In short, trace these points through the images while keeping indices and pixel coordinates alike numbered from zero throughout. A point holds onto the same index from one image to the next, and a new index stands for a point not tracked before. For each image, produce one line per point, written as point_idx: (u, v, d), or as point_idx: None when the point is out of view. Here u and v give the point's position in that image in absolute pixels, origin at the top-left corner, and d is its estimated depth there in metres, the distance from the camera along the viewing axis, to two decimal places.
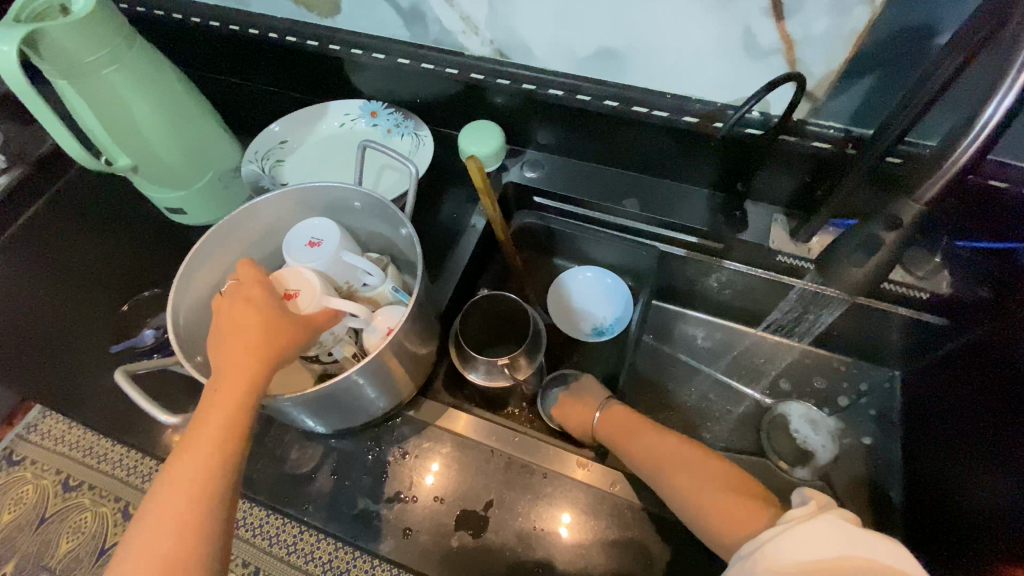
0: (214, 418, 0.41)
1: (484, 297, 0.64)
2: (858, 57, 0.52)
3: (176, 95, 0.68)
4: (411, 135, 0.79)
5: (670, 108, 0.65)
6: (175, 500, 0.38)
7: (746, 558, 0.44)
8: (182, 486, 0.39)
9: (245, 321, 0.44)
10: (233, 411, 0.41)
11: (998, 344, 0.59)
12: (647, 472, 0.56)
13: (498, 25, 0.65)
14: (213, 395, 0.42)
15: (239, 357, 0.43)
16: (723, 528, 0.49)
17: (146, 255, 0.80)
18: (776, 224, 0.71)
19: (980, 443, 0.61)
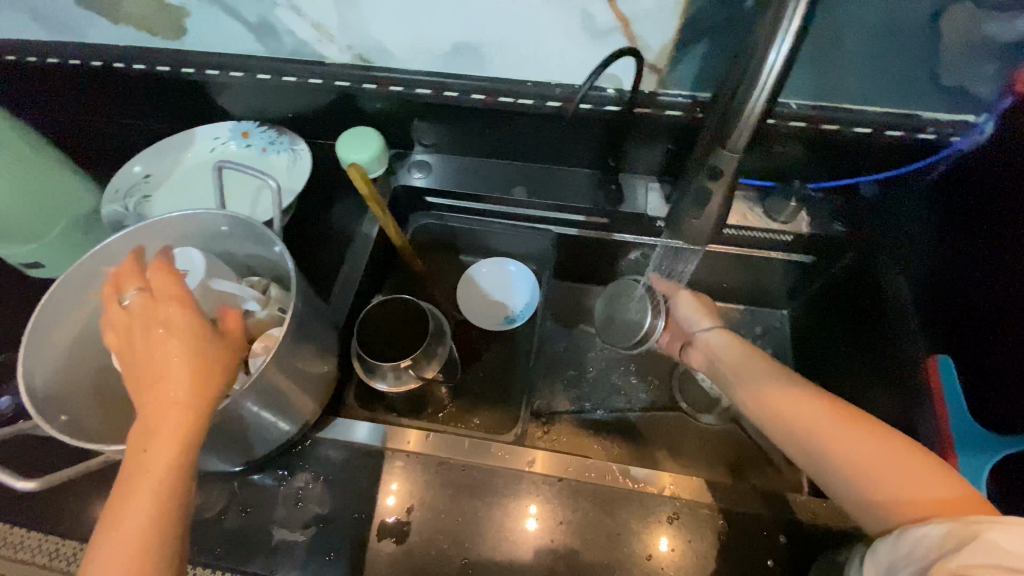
0: (153, 458, 0.40)
1: (378, 303, 0.61)
2: (689, 26, 0.56)
3: (19, 162, 0.64)
4: (287, 151, 0.77)
5: (534, 96, 0.67)
6: (117, 562, 0.38)
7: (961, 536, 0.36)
8: (125, 548, 0.38)
9: (172, 351, 0.42)
10: (168, 464, 0.40)
11: (872, 267, 0.69)
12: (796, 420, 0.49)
13: (351, 30, 0.65)
14: (145, 448, 0.40)
15: (168, 394, 0.41)
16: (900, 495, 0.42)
17: (4, 316, 0.73)
18: (650, 192, 0.76)
19: (875, 358, 0.68)
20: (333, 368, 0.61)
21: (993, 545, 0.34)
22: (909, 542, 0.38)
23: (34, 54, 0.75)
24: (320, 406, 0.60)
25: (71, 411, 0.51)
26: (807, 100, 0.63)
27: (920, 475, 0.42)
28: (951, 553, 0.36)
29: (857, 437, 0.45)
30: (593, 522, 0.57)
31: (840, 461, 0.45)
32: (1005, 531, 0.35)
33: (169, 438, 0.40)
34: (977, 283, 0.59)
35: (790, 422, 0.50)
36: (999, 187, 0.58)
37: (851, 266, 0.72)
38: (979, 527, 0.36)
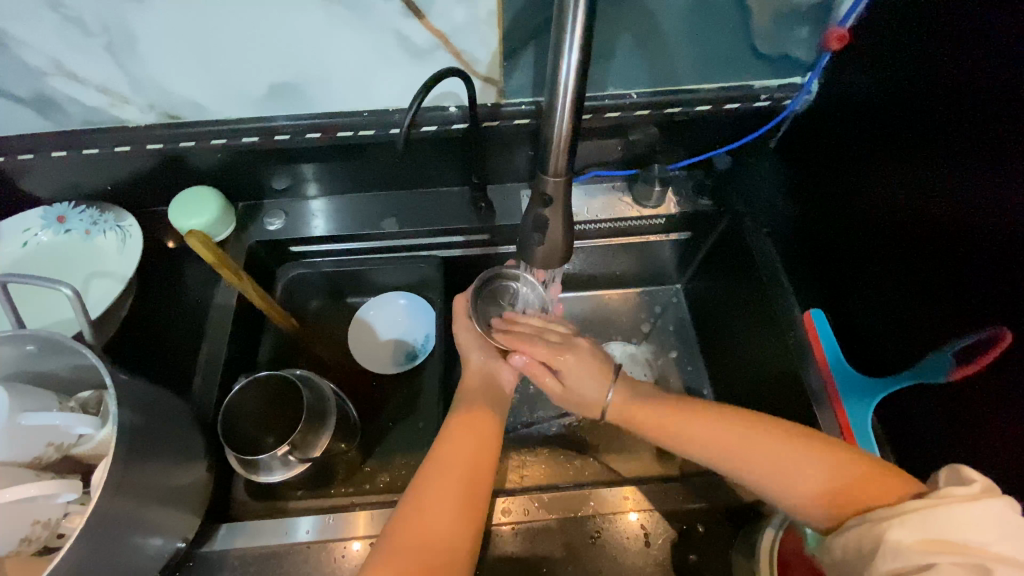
0: (473, 463, 0.51)
1: (244, 388, 0.57)
2: (510, 34, 0.54)
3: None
4: (115, 229, 0.67)
5: (373, 125, 0.62)
6: (434, 520, 0.47)
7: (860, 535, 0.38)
8: (437, 511, 0.47)
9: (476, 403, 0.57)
10: (485, 443, 0.54)
11: (739, 231, 0.70)
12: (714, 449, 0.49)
13: (144, 87, 0.57)
14: (447, 438, 0.53)
15: (467, 428, 0.54)
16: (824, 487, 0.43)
17: None
18: (523, 199, 0.74)
19: (748, 311, 0.70)
20: (204, 469, 0.54)
21: (899, 544, 0.36)
22: (839, 549, 0.40)
23: None
24: (197, 515, 0.53)
25: None
26: (647, 87, 0.63)
27: (828, 463, 0.44)
28: (870, 559, 0.37)
29: (760, 433, 0.48)
30: (519, 561, 0.54)
31: (766, 478, 0.46)
32: (901, 527, 0.37)
33: (484, 452, 0.53)
34: (844, 237, 0.62)
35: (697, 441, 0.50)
36: (841, 147, 0.61)
37: (724, 232, 0.73)
38: (883, 525, 0.38)
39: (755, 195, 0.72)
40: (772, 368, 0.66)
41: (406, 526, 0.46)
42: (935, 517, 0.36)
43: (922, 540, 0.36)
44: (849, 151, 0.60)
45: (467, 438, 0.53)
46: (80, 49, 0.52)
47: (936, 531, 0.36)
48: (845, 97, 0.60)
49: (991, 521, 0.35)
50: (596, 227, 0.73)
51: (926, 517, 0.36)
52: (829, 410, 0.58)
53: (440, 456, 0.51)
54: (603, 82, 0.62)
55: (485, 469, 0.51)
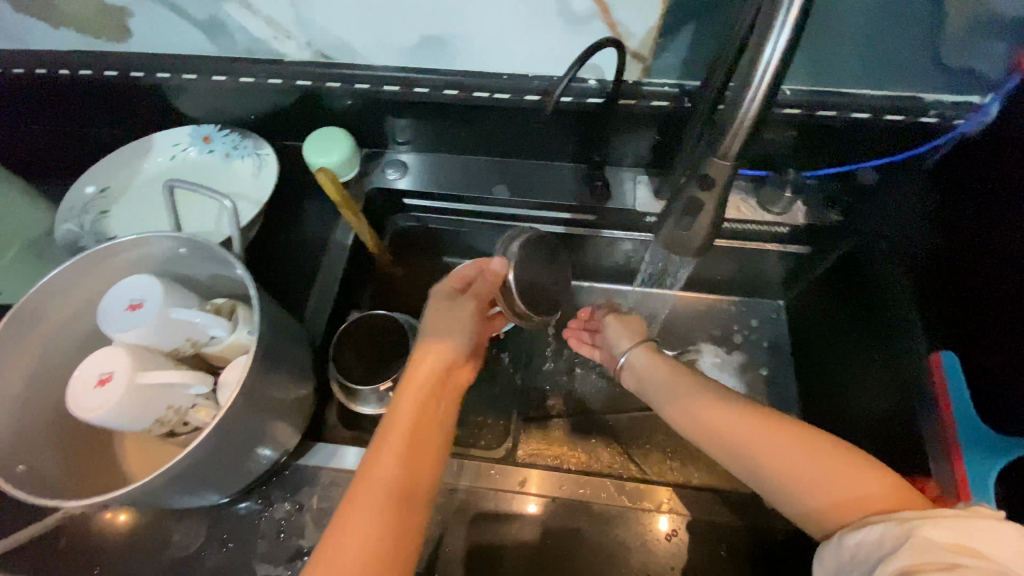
0: (423, 419, 0.47)
1: (354, 321, 0.61)
2: (674, 11, 0.52)
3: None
4: (253, 155, 0.72)
5: (510, 89, 0.62)
6: (372, 503, 0.41)
7: (887, 536, 0.35)
8: (375, 495, 0.41)
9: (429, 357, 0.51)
10: (426, 409, 0.47)
11: (866, 259, 0.66)
12: (728, 443, 0.46)
13: (308, 25, 0.59)
14: (394, 406, 0.47)
15: (424, 385, 0.49)
16: (837, 497, 0.40)
17: None
18: (639, 187, 0.71)
19: (860, 342, 0.67)
20: (309, 391, 0.58)
21: (929, 541, 0.33)
22: (850, 546, 0.36)
23: None
24: (297, 431, 0.57)
25: (29, 460, 0.47)
26: (803, 85, 0.59)
27: (842, 475, 0.40)
28: (892, 556, 0.34)
29: (783, 443, 0.43)
30: (580, 534, 0.58)
31: (783, 480, 0.42)
32: (937, 526, 0.34)
33: (433, 407, 0.48)
34: (980, 276, 0.56)
35: (719, 427, 0.46)
36: (1005, 180, 0.55)
37: (845, 256, 0.69)
38: (914, 524, 0.34)
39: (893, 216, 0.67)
40: (879, 405, 0.63)
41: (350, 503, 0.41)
42: (967, 523, 0.33)
43: (953, 541, 0.33)
44: (1011, 185, 0.54)
45: (418, 396, 0.48)
46: None
47: (967, 536, 0.33)
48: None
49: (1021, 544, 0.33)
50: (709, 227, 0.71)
51: (964, 521, 0.33)
52: (945, 462, 0.54)
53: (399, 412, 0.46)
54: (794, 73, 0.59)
55: (430, 433, 0.46)
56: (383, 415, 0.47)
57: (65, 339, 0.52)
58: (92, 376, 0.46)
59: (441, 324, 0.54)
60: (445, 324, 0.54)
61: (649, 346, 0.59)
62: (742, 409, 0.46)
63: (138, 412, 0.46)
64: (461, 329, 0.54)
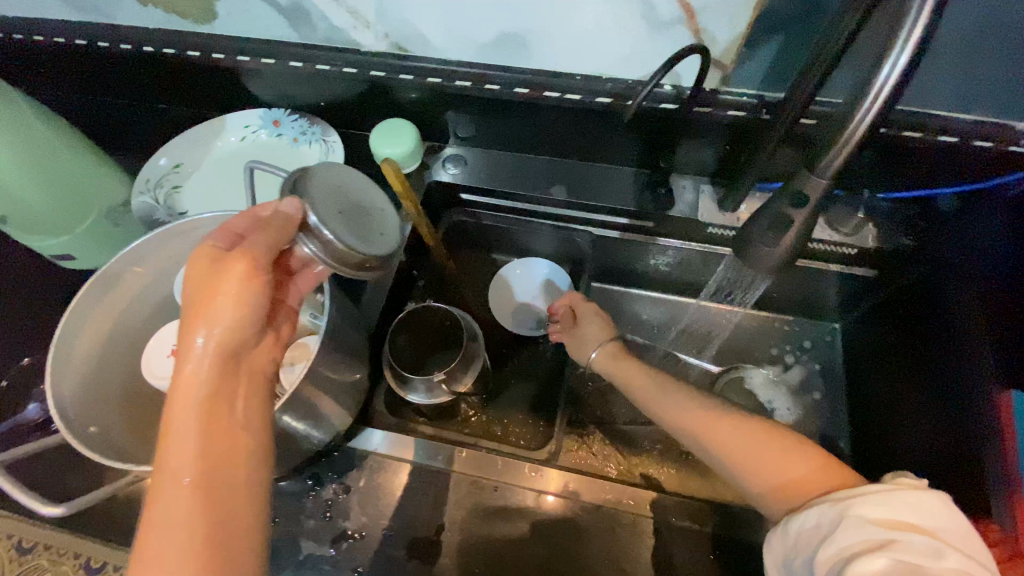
0: (220, 399, 0.37)
1: (414, 310, 0.63)
2: (763, 21, 0.50)
3: (43, 137, 0.59)
4: (320, 141, 0.73)
5: (582, 91, 0.62)
6: (186, 509, 0.34)
7: (828, 517, 0.40)
8: (182, 502, 0.34)
9: (219, 339, 0.37)
10: (220, 384, 0.37)
11: (935, 289, 0.62)
12: (693, 437, 0.50)
13: (389, 17, 0.60)
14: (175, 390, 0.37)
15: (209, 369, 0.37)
16: (784, 483, 0.44)
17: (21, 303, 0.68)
18: (702, 197, 0.70)
19: (922, 375, 0.63)
20: (363, 377, 0.59)
21: (862, 519, 0.38)
22: (796, 531, 0.41)
23: (65, 35, 0.73)
24: (350, 415, 0.58)
25: (99, 422, 0.48)
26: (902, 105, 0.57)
27: (780, 459, 0.45)
28: (830, 538, 0.38)
29: (733, 436, 0.48)
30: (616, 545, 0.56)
31: (739, 470, 0.47)
32: (866, 503, 0.39)
33: (230, 382, 0.38)
34: None
35: (685, 425, 0.51)
36: None
37: (913, 284, 0.65)
38: (844, 503, 0.40)
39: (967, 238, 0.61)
40: (937, 442, 0.59)
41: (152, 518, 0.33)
42: (888, 498, 0.39)
43: (883, 518, 0.38)
44: None
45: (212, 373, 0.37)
46: None
47: (894, 511, 0.38)
48: None
49: (934, 509, 0.38)
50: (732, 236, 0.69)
51: (885, 498, 0.39)
52: (1008, 511, 0.48)
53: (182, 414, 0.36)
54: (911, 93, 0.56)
55: (235, 413, 0.38)
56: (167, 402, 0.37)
57: (138, 308, 0.54)
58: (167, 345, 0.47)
59: (212, 314, 0.37)
60: (207, 317, 0.37)
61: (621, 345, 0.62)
62: (702, 409, 0.51)
63: None
64: (249, 312, 0.38)
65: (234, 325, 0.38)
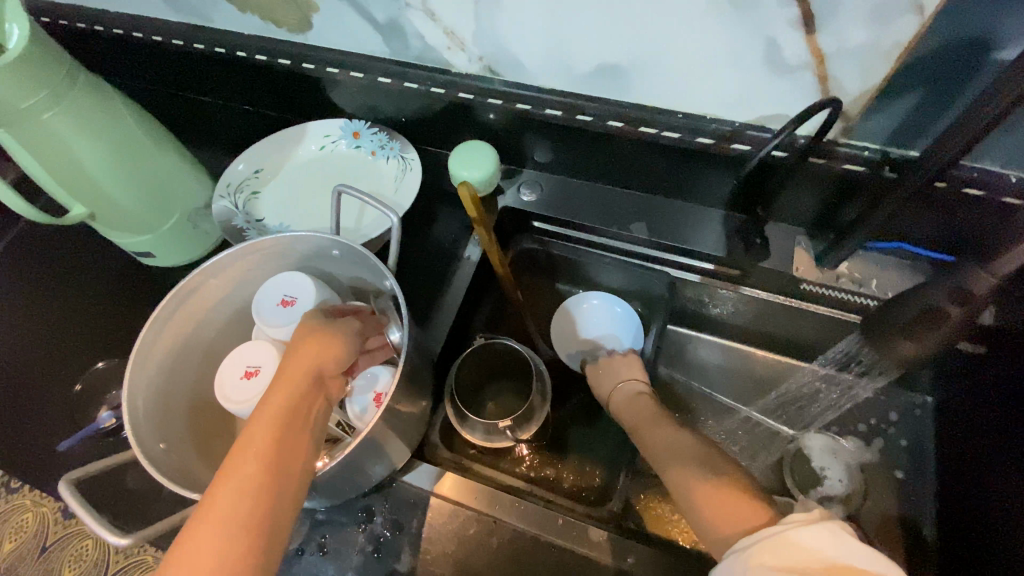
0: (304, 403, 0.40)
1: (478, 345, 0.60)
2: (904, 73, 0.45)
3: (134, 141, 0.59)
4: (398, 158, 0.72)
5: (682, 129, 0.58)
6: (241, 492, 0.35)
7: (738, 562, 0.38)
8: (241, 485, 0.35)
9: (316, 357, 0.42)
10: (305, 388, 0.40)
11: None
12: (659, 464, 0.51)
13: (486, 40, 0.58)
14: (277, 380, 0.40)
15: (305, 378, 0.41)
16: (714, 519, 0.42)
17: (101, 293, 0.70)
18: (798, 248, 0.65)
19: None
20: (424, 411, 0.56)
21: (764, 567, 0.37)
22: None
23: (163, 34, 0.75)
24: (408, 450, 0.56)
25: (168, 438, 0.47)
26: None
27: (699, 489, 0.45)
28: None
29: (675, 469, 0.48)
30: None
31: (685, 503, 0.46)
32: (762, 549, 0.37)
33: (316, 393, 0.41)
34: None
35: (656, 455, 0.52)
36: None
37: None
38: (748, 551, 0.38)
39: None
40: None
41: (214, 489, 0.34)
42: (782, 541, 0.37)
43: (786, 564, 0.36)
44: None
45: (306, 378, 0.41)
46: None
47: (794, 556, 0.36)
48: None
49: (824, 541, 0.36)
50: (825, 292, 0.63)
51: (779, 541, 0.37)
52: None
53: (269, 406, 0.38)
54: None
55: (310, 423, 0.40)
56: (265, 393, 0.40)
57: (214, 318, 0.53)
58: (241, 366, 0.47)
59: (320, 341, 0.43)
60: (322, 342, 0.43)
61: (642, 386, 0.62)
62: (677, 442, 0.51)
63: None
64: (345, 348, 0.44)
65: (332, 353, 0.43)
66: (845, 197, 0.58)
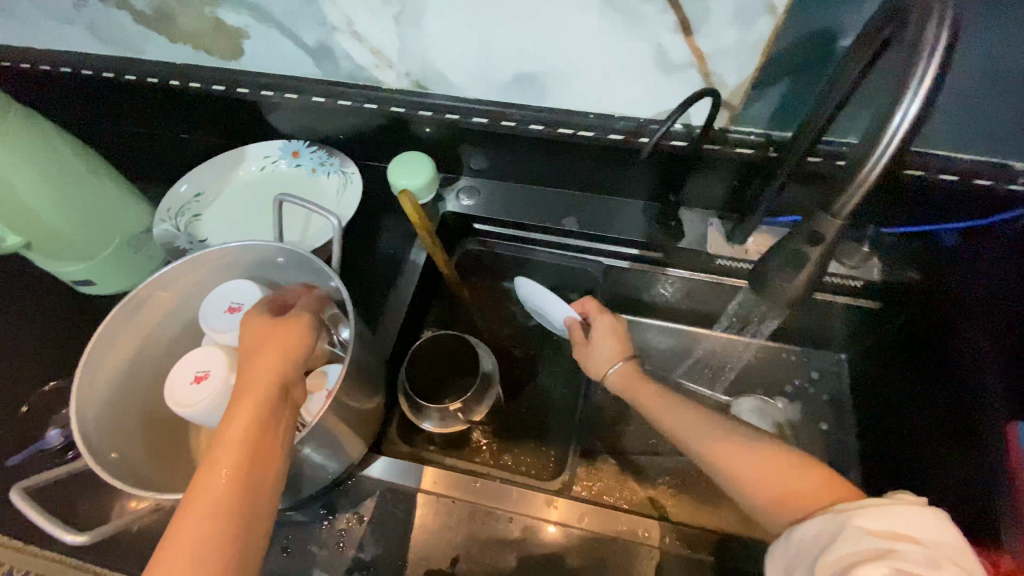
0: (268, 407, 0.41)
1: (427, 339, 0.64)
2: (770, 66, 0.53)
3: (72, 168, 0.61)
4: (338, 173, 0.75)
5: (595, 128, 0.65)
6: (215, 502, 0.37)
7: (832, 524, 0.40)
8: (216, 496, 0.37)
9: (274, 363, 0.42)
10: (268, 391, 0.41)
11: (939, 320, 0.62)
12: (690, 441, 0.52)
13: (411, 56, 0.63)
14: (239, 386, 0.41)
15: (265, 386, 0.41)
16: (786, 493, 0.45)
17: (38, 325, 0.69)
18: (710, 229, 0.71)
19: (938, 409, 0.63)
20: (379, 406, 0.59)
21: (864, 531, 0.38)
22: (797, 542, 0.42)
23: (93, 68, 0.76)
24: (364, 445, 0.58)
25: (121, 448, 0.48)
26: (949, 150, 0.59)
27: (776, 467, 0.47)
28: (829, 547, 0.39)
29: (732, 445, 0.49)
30: None
31: (739, 478, 0.48)
32: (866, 515, 0.39)
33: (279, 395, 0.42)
34: None
35: (681, 429, 0.53)
36: None
37: (924, 316, 0.66)
38: (845, 515, 0.40)
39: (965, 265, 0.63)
40: (952, 476, 0.59)
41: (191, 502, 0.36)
42: (886, 512, 0.39)
43: (880, 530, 0.38)
44: None
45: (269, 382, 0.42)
46: (375, 15, 0.59)
47: (897, 525, 0.38)
48: None
49: (929, 526, 0.38)
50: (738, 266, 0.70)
51: (881, 510, 0.39)
52: None
53: (236, 414, 0.40)
54: (963, 144, 0.58)
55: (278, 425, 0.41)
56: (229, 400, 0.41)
57: (161, 332, 0.55)
58: (191, 371, 0.48)
59: (277, 344, 0.44)
60: (279, 342, 0.44)
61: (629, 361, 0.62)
62: (705, 417, 0.53)
63: None
64: (302, 347, 0.44)
65: (292, 352, 0.44)
66: (743, 178, 0.66)
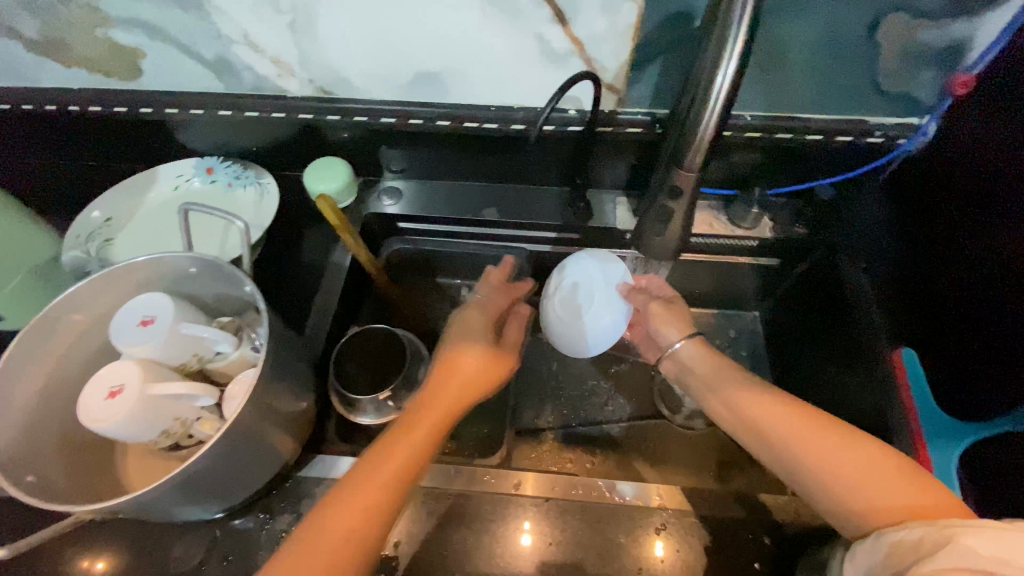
0: (407, 468, 0.48)
1: (354, 335, 0.65)
2: (642, 48, 0.58)
3: None
4: (254, 185, 0.76)
5: (498, 120, 0.68)
6: (330, 542, 0.42)
7: (931, 535, 0.36)
8: (339, 533, 0.42)
9: (418, 434, 0.50)
10: (409, 456, 0.48)
11: None
12: (780, 444, 0.47)
13: (311, 63, 0.65)
14: (390, 443, 0.49)
15: (405, 450, 0.48)
16: (891, 505, 0.40)
17: None
18: (617, 207, 0.76)
19: (836, 350, 0.68)
20: (310, 406, 0.60)
21: (968, 548, 0.34)
22: (885, 545, 0.38)
23: None
24: (297, 446, 0.59)
25: (39, 471, 0.48)
26: (817, 115, 0.65)
27: (888, 479, 0.41)
28: (926, 558, 0.35)
29: (831, 443, 0.44)
30: (561, 540, 0.58)
31: (834, 483, 0.43)
32: (977, 535, 0.34)
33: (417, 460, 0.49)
34: (934, 298, 0.59)
35: (765, 426, 0.48)
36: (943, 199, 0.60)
37: (814, 264, 0.72)
38: (953, 530, 0.35)
39: (857, 231, 0.69)
40: (852, 409, 0.65)
41: (314, 530, 0.42)
42: (998, 534, 0.33)
43: (990, 553, 0.33)
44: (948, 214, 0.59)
45: (414, 452, 0.49)
46: (267, 24, 0.60)
47: (1007, 549, 0.33)
48: (955, 156, 0.59)
49: None
50: None
51: (991, 530, 0.34)
52: (914, 454, 0.55)
53: (383, 464, 0.47)
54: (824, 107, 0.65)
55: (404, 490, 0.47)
56: (377, 448, 0.48)
57: (73, 355, 0.54)
58: (105, 387, 0.47)
59: (428, 416, 0.51)
60: (431, 414, 0.52)
61: (697, 338, 0.60)
62: (812, 419, 0.46)
63: (149, 419, 0.48)
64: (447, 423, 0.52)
65: (430, 428, 0.51)
66: (641, 155, 0.70)
